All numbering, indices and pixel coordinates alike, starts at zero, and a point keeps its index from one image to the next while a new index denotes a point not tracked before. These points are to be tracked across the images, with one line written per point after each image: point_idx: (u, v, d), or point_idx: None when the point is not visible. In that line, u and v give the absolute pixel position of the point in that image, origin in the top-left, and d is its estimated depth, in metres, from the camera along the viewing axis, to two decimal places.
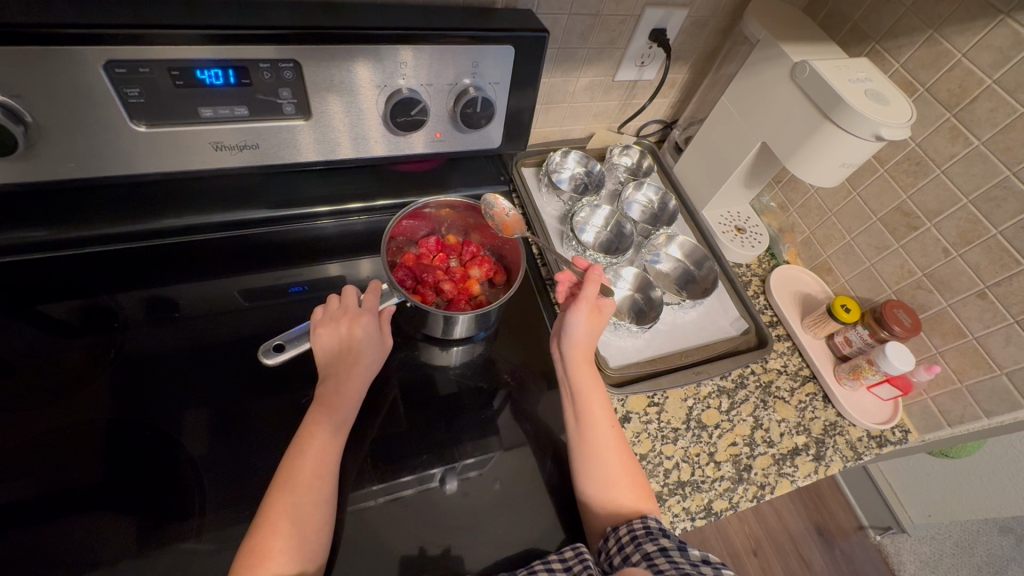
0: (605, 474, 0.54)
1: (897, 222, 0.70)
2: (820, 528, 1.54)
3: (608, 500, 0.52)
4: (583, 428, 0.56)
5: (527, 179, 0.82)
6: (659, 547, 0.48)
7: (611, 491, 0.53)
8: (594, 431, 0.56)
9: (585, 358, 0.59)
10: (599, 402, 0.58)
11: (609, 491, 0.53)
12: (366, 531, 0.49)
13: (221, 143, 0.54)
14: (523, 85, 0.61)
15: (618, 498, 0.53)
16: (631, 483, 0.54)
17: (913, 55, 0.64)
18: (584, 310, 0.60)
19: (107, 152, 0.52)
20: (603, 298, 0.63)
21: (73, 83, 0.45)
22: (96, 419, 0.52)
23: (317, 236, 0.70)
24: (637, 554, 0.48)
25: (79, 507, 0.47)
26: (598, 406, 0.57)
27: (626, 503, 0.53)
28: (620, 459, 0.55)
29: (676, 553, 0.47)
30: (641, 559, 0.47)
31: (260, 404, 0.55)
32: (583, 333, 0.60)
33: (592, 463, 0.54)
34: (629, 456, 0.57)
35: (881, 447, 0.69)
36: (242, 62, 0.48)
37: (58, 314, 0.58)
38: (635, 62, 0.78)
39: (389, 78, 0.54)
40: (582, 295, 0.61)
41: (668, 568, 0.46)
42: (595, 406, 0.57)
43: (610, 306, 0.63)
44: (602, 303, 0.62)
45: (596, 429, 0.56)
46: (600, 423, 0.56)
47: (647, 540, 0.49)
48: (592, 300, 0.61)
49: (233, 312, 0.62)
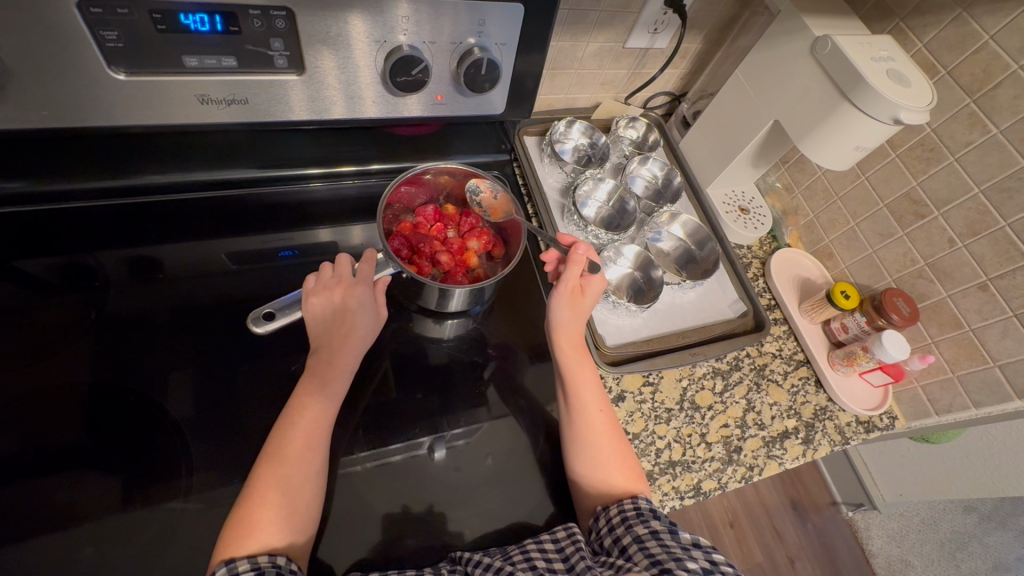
0: (595, 454, 0.53)
1: (904, 209, 0.69)
2: (796, 503, 1.60)
3: (598, 480, 0.52)
4: (573, 410, 0.55)
5: (529, 148, 0.80)
6: (650, 530, 0.48)
7: (600, 472, 0.52)
8: (582, 413, 0.55)
9: (571, 340, 0.59)
10: (590, 384, 0.57)
11: (598, 472, 0.52)
12: (357, 499, 0.49)
13: (207, 96, 0.51)
14: (532, 48, 0.57)
15: (609, 478, 0.53)
16: (621, 464, 0.54)
17: (939, 35, 0.62)
18: (563, 293, 0.60)
19: (82, 100, 0.48)
20: (590, 278, 0.62)
21: (42, 21, 0.42)
22: (78, 381, 0.50)
23: (308, 199, 0.67)
24: (628, 536, 0.48)
25: (61, 467, 0.46)
26: (586, 388, 0.57)
27: (616, 483, 0.53)
28: (611, 441, 0.55)
29: (667, 536, 0.47)
30: (632, 543, 0.48)
31: (248, 369, 0.54)
32: (566, 316, 0.59)
33: (582, 443, 0.54)
34: (621, 438, 0.56)
35: (868, 432, 0.69)
36: (229, 6, 0.45)
37: (35, 270, 0.55)
38: (648, 29, 0.75)
39: (388, 33, 0.51)
40: (563, 277, 0.60)
41: (659, 552, 0.46)
42: (584, 387, 0.57)
43: (597, 285, 0.61)
44: (587, 283, 0.61)
45: (583, 410, 0.55)
46: (589, 404, 0.56)
47: (638, 522, 0.49)
48: (574, 282, 0.60)
49: (219, 275, 0.59)
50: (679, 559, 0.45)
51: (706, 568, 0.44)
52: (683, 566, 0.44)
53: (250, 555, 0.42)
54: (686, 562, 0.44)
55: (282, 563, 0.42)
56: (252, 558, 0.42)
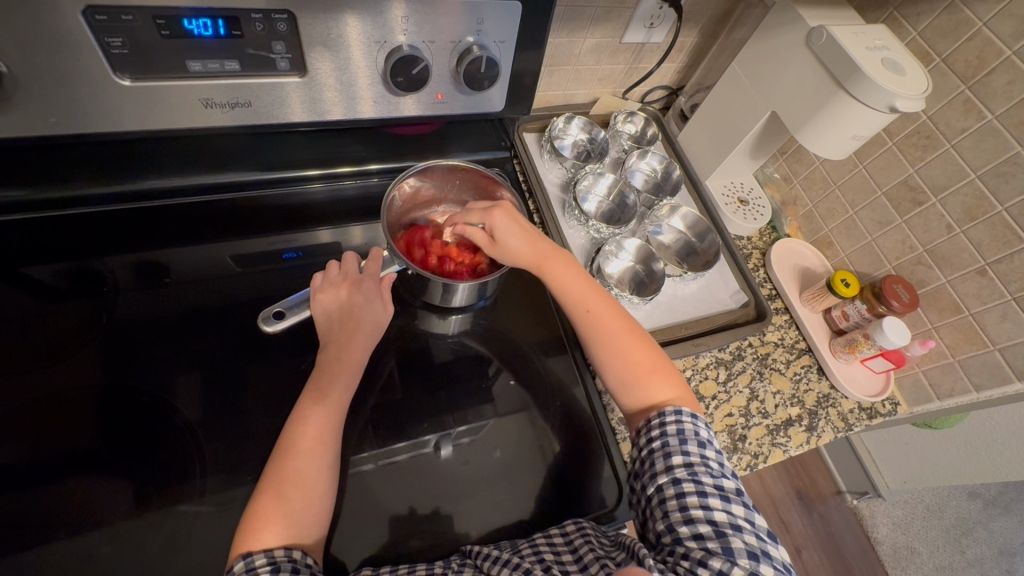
0: (618, 368, 0.58)
1: (902, 196, 0.69)
2: (801, 493, 1.61)
3: (630, 394, 0.57)
4: (582, 329, 0.60)
5: (529, 145, 0.81)
6: (671, 476, 0.49)
7: (630, 387, 0.57)
8: (591, 329, 0.60)
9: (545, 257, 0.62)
10: (587, 300, 0.61)
11: (627, 387, 0.57)
12: (368, 497, 0.50)
13: (210, 100, 0.52)
14: (529, 45, 0.58)
15: (639, 392, 0.57)
16: (643, 372, 0.58)
17: (932, 23, 0.62)
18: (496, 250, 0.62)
19: (88, 106, 0.49)
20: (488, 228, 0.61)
21: (48, 29, 0.42)
22: (89, 385, 0.51)
23: (309, 201, 0.67)
24: (651, 486, 0.50)
25: (75, 470, 0.46)
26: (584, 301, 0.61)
27: (653, 389, 0.57)
28: (625, 351, 0.58)
29: (688, 487, 0.48)
30: (654, 490, 0.50)
31: (257, 370, 0.54)
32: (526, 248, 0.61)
33: (605, 364, 0.59)
34: (638, 340, 0.60)
35: (871, 418, 0.70)
36: (232, 11, 0.45)
37: (43, 278, 0.56)
38: (644, 24, 0.75)
39: (388, 33, 0.51)
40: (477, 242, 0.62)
41: (675, 508, 0.48)
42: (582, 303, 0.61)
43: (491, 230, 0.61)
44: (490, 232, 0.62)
45: (593, 325, 0.60)
46: (593, 318, 0.60)
47: (660, 458, 0.51)
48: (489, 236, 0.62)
49: (225, 278, 0.60)
50: (692, 518, 0.47)
51: (717, 530, 0.46)
52: (694, 527, 0.46)
53: (266, 549, 0.43)
54: (698, 524, 0.46)
55: (298, 557, 0.44)
56: (267, 552, 0.43)
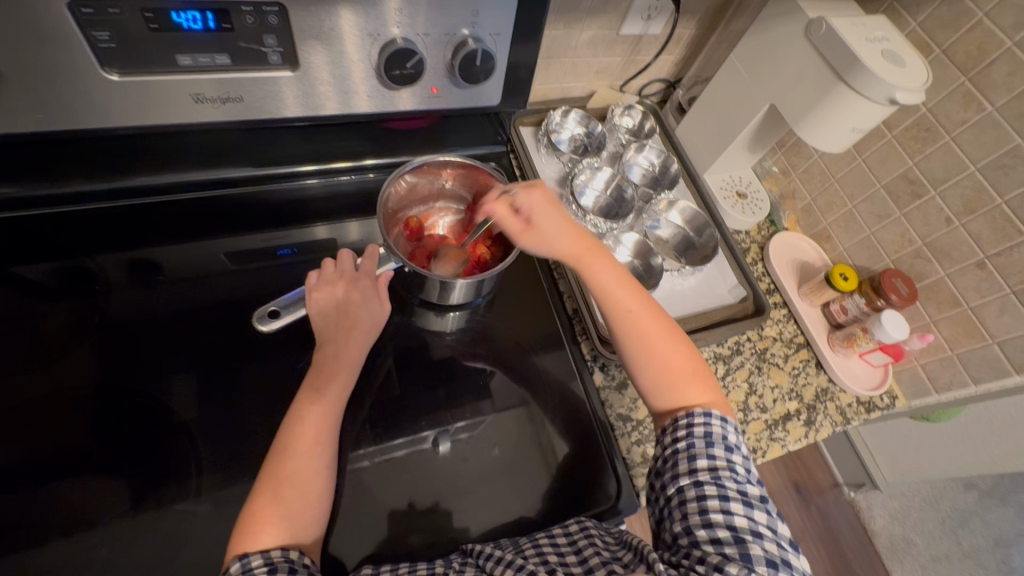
0: (649, 366, 0.56)
1: (901, 189, 0.69)
2: (798, 486, 1.62)
3: (658, 393, 0.56)
4: (612, 322, 0.58)
5: (526, 139, 0.80)
6: (695, 480, 0.49)
7: (659, 386, 0.56)
8: (621, 323, 0.58)
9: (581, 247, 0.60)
10: (619, 294, 0.59)
11: (656, 385, 0.56)
12: (365, 495, 0.49)
13: (201, 95, 0.51)
14: (525, 38, 0.57)
15: (667, 391, 0.56)
16: (674, 373, 0.56)
17: (932, 13, 0.62)
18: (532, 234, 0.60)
19: (75, 102, 0.48)
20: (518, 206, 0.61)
21: (33, 22, 0.41)
22: (82, 385, 0.50)
23: (304, 197, 0.66)
24: (672, 487, 0.50)
25: (69, 471, 0.46)
26: (616, 295, 0.59)
27: (685, 390, 0.55)
28: (657, 348, 0.57)
29: (711, 491, 0.48)
30: (677, 492, 0.49)
31: (252, 368, 0.54)
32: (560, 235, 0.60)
33: (635, 360, 0.57)
34: (672, 337, 0.58)
35: (869, 412, 0.70)
36: (221, 3, 0.44)
37: (34, 276, 0.55)
38: (641, 16, 0.75)
39: (381, 26, 0.50)
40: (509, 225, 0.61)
41: (696, 512, 0.47)
42: (613, 296, 0.59)
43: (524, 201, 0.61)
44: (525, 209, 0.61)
45: (624, 320, 0.58)
46: (623, 313, 0.58)
47: (686, 461, 0.50)
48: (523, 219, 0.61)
49: (219, 275, 0.59)
50: (712, 523, 0.46)
51: (735, 537, 0.45)
52: (714, 533, 0.46)
53: (263, 550, 0.43)
54: (717, 529, 0.46)
55: (295, 557, 0.43)
56: (264, 553, 0.42)
